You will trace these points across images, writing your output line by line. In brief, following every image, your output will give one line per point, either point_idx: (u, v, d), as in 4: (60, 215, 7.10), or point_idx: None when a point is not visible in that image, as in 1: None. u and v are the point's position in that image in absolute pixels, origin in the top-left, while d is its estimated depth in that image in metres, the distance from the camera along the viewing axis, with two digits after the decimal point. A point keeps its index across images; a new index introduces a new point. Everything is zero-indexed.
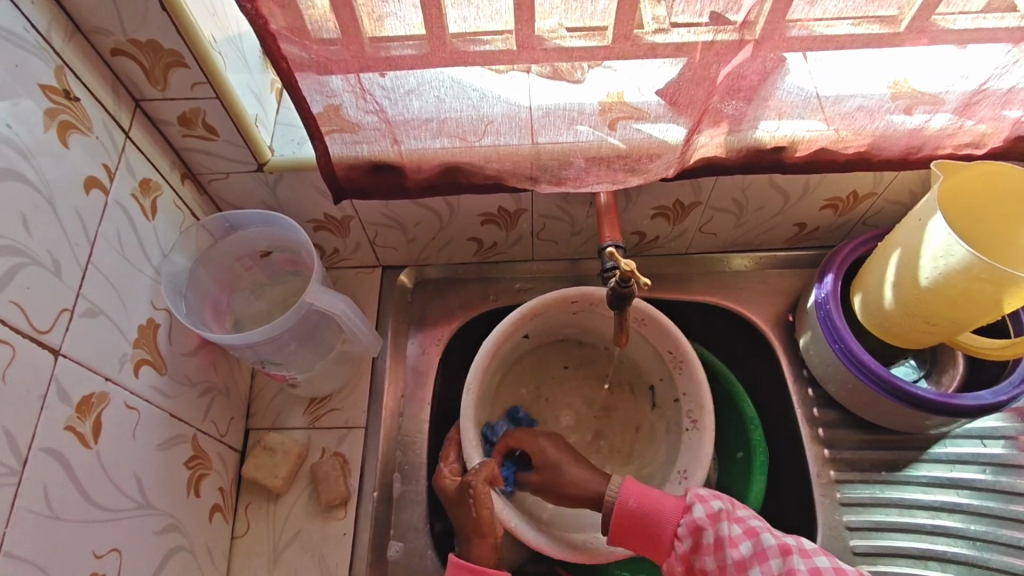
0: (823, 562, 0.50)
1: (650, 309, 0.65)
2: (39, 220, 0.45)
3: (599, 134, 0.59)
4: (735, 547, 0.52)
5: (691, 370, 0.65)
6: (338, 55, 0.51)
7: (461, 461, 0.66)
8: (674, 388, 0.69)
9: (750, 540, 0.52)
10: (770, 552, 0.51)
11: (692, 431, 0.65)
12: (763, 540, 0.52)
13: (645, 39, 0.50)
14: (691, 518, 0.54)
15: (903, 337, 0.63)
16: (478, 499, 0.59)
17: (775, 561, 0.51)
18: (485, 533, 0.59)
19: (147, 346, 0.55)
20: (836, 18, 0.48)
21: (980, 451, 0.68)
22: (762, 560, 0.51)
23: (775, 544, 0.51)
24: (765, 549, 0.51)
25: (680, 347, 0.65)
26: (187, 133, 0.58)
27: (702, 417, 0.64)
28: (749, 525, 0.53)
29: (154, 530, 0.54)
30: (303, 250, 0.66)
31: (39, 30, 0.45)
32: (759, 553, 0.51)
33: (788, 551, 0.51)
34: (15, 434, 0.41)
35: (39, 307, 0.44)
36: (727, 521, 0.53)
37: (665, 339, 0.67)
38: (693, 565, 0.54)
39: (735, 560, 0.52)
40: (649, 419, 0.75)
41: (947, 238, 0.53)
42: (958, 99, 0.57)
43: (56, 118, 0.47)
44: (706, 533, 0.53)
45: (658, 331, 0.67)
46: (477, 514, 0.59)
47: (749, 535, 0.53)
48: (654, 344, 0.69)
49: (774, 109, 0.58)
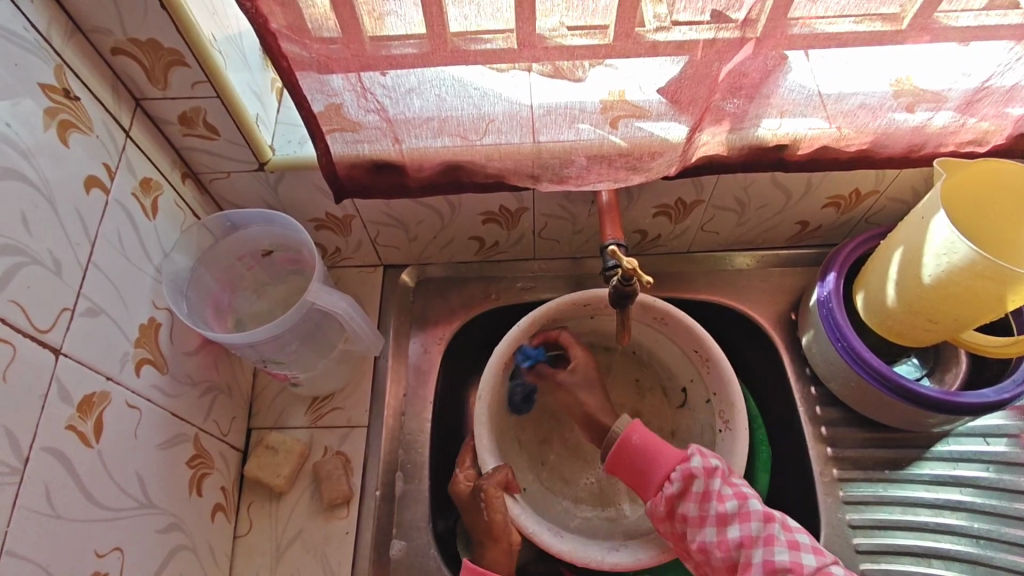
0: (803, 539, 0.51)
1: (665, 307, 0.66)
2: (39, 220, 0.45)
3: (601, 132, 0.59)
4: (721, 502, 0.53)
5: (718, 367, 0.65)
6: (339, 54, 0.51)
7: (476, 467, 0.66)
8: (704, 387, 0.69)
9: (738, 499, 0.53)
10: (754, 515, 0.52)
11: (722, 432, 0.65)
12: (750, 503, 0.53)
13: (646, 37, 0.49)
14: (687, 467, 0.55)
15: (905, 336, 0.63)
16: (489, 503, 0.60)
17: (756, 524, 0.52)
18: (499, 538, 0.61)
19: (148, 345, 0.55)
20: (838, 15, 0.48)
21: (983, 449, 0.68)
22: (743, 519, 0.52)
23: (761, 510, 0.52)
24: (750, 511, 0.52)
25: (702, 345, 0.66)
26: (188, 133, 0.58)
27: (732, 415, 0.64)
28: (740, 487, 0.54)
29: (155, 529, 0.54)
30: (304, 249, 0.66)
31: (39, 30, 0.45)
32: (744, 513, 0.52)
33: (772, 518, 0.52)
34: (16, 433, 0.41)
35: (40, 306, 0.44)
36: (720, 479, 0.54)
37: (689, 338, 0.67)
38: (675, 511, 0.55)
39: (717, 513, 0.52)
40: (682, 421, 0.75)
41: (950, 235, 0.53)
42: (961, 96, 0.56)
43: (56, 118, 0.47)
44: (697, 482, 0.54)
45: (680, 329, 0.67)
46: (488, 518, 0.60)
47: (738, 496, 0.53)
48: (679, 344, 0.70)
49: (777, 107, 0.58)
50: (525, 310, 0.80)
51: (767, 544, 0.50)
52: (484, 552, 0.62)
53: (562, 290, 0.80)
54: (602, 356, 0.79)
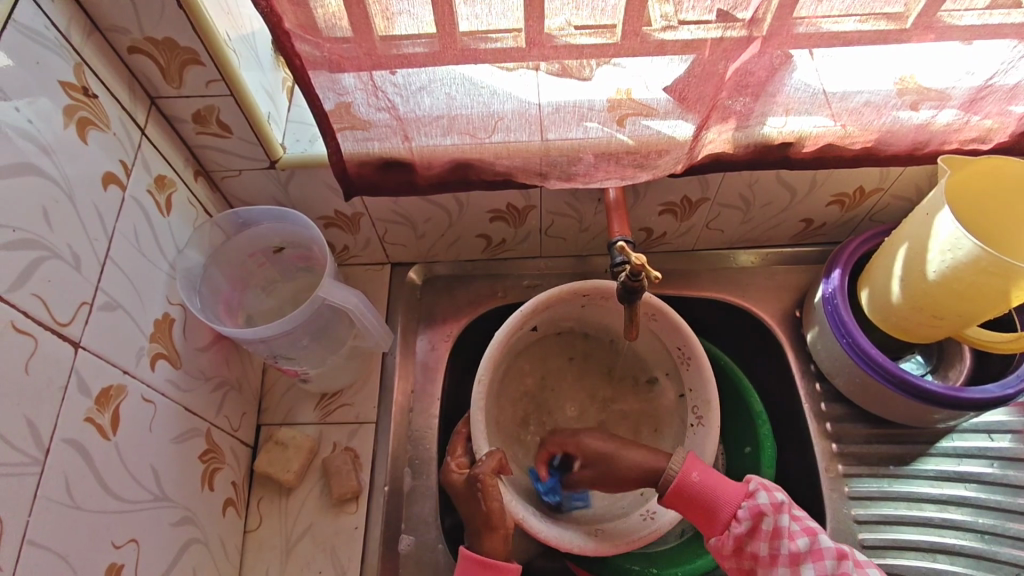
0: (872, 574, 0.54)
1: (660, 304, 0.65)
2: (59, 215, 0.45)
3: (609, 130, 0.59)
4: (793, 540, 0.54)
5: (698, 367, 0.66)
6: (351, 53, 0.51)
7: (468, 455, 0.66)
8: (681, 382, 0.71)
9: (807, 536, 0.54)
10: (827, 553, 0.54)
11: (695, 426, 0.67)
12: (820, 540, 0.54)
13: (653, 36, 0.50)
14: (754, 503, 0.56)
15: (910, 332, 0.63)
16: (487, 492, 0.60)
17: (830, 562, 0.53)
18: (495, 526, 0.60)
19: (163, 340, 0.56)
20: (843, 14, 0.49)
21: (987, 445, 0.68)
22: (817, 558, 0.54)
23: (832, 546, 0.54)
24: (821, 548, 0.54)
25: (688, 344, 0.66)
26: (201, 131, 0.59)
27: (707, 413, 0.65)
28: (806, 522, 0.55)
29: (169, 522, 0.55)
30: (314, 246, 0.67)
31: (59, 28, 0.46)
32: (815, 551, 0.54)
33: (843, 556, 0.54)
34: (38, 425, 0.42)
35: (60, 300, 0.45)
36: (788, 514, 0.55)
37: (674, 336, 0.67)
38: (743, 548, 0.56)
39: (790, 552, 0.54)
40: (653, 411, 0.75)
41: (955, 231, 0.54)
42: (965, 94, 0.57)
43: (74, 116, 0.48)
44: (767, 520, 0.55)
45: (667, 326, 0.67)
46: (487, 505, 0.59)
47: (807, 532, 0.55)
48: (662, 339, 0.70)
49: (782, 105, 0.59)
50: None
51: None
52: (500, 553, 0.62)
53: None
54: (582, 343, 0.78)
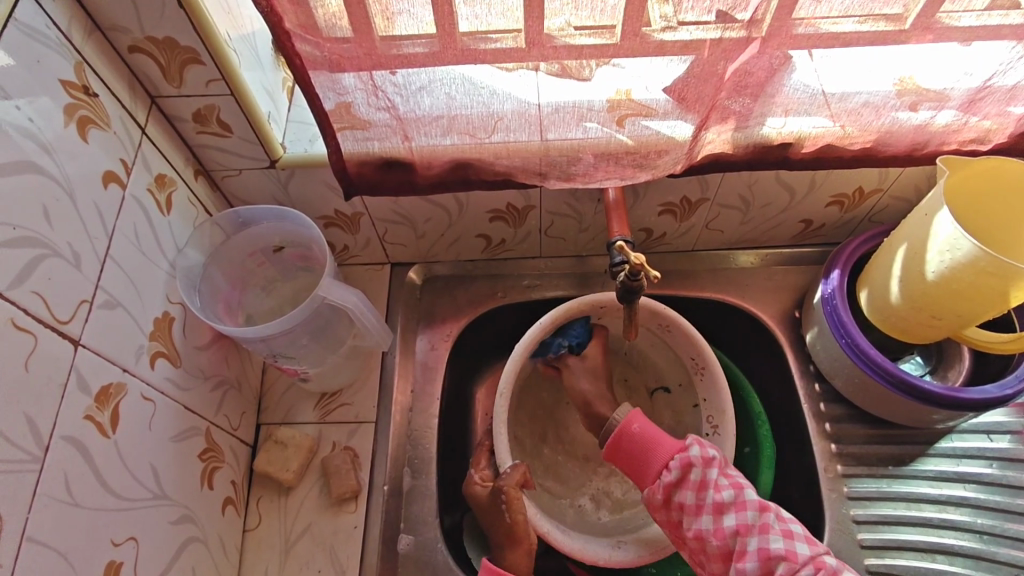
0: (796, 529, 0.53)
1: (676, 318, 0.68)
2: (59, 213, 0.46)
3: (608, 130, 0.60)
4: (718, 491, 0.54)
5: (713, 378, 0.68)
6: (351, 52, 0.52)
7: (491, 468, 0.68)
8: (696, 393, 0.73)
9: (733, 490, 0.54)
10: (749, 505, 0.53)
11: (711, 435, 0.69)
12: (745, 493, 0.54)
13: (653, 37, 0.51)
14: (686, 455, 0.57)
15: (909, 333, 0.63)
16: (511, 503, 0.61)
17: (751, 513, 0.53)
18: (518, 539, 0.61)
19: (162, 338, 0.56)
20: (842, 15, 0.49)
21: (986, 445, 0.68)
22: (739, 509, 0.53)
23: (755, 500, 0.54)
24: (744, 500, 0.54)
25: (703, 356, 0.69)
26: (201, 130, 0.59)
27: (722, 422, 0.67)
28: (737, 479, 0.56)
29: (168, 521, 0.55)
30: (314, 245, 0.67)
31: (59, 27, 0.46)
32: (739, 502, 0.54)
33: (765, 509, 0.53)
34: (38, 423, 0.42)
35: (59, 298, 0.45)
36: (717, 469, 0.56)
37: (689, 347, 0.70)
38: (671, 499, 0.56)
39: (714, 501, 0.54)
40: (667, 423, 0.78)
41: (953, 231, 0.54)
42: (963, 95, 0.57)
43: (75, 114, 0.48)
44: (695, 470, 0.56)
45: (681, 336, 0.70)
46: (511, 518, 0.61)
47: (734, 487, 0.55)
48: (677, 350, 0.72)
49: (781, 105, 0.59)
50: (533, 308, 0.81)
51: (762, 531, 0.52)
52: (502, 554, 0.62)
53: (568, 288, 0.80)
54: None
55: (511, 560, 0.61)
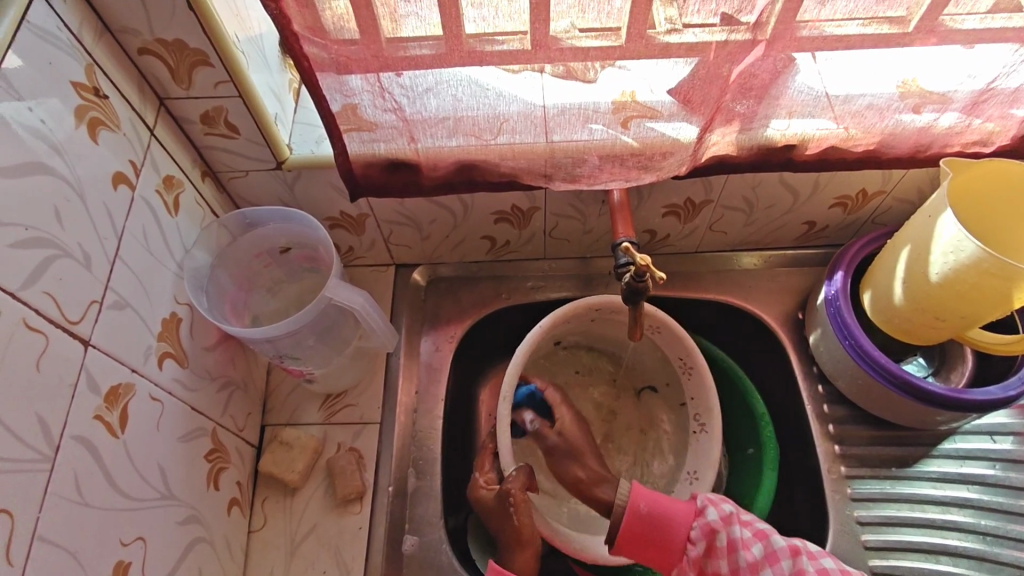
0: (830, 564, 0.53)
1: (666, 320, 0.67)
2: (70, 213, 0.46)
3: (613, 132, 0.60)
4: (747, 551, 0.55)
5: (700, 377, 0.68)
6: (358, 54, 0.52)
7: (496, 470, 0.67)
8: (682, 391, 0.73)
9: (760, 542, 0.55)
10: (781, 554, 0.54)
11: (698, 433, 0.69)
12: (773, 541, 0.55)
13: (658, 39, 0.51)
14: (704, 522, 0.57)
15: (912, 334, 0.64)
16: (517, 508, 0.62)
17: (786, 562, 0.53)
18: (525, 541, 0.63)
19: (170, 339, 0.56)
20: (846, 18, 0.49)
21: (989, 446, 0.68)
22: (773, 561, 0.54)
23: (785, 545, 0.54)
24: (775, 550, 0.54)
25: (691, 355, 0.68)
26: (209, 132, 0.60)
27: (709, 421, 0.68)
28: (756, 526, 0.56)
29: (175, 521, 0.55)
30: (320, 246, 0.67)
31: (71, 29, 0.46)
32: (770, 555, 0.54)
33: (798, 552, 0.54)
34: (49, 422, 0.42)
35: (70, 299, 0.45)
36: (738, 523, 0.56)
37: (676, 347, 0.69)
38: (705, 568, 0.57)
39: (747, 564, 0.54)
40: (654, 422, 0.77)
41: (957, 233, 0.54)
42: (967, 97, 0.58)
43: (85, 116, 0.48)
44: (720, 536, 0.56)
45: (670, 338, 0.69)
46: (518, 522, 0.62)
47: (759, 537, 0.55)
48: (665, 350, 0.72)
49: (786, 107, 0.59)
50: (537, 309, 0.81)
51: None
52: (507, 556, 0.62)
53: (572, 290, 0.81)
54: (586, 355, 0.81)
55: (520, 562, 0.63)
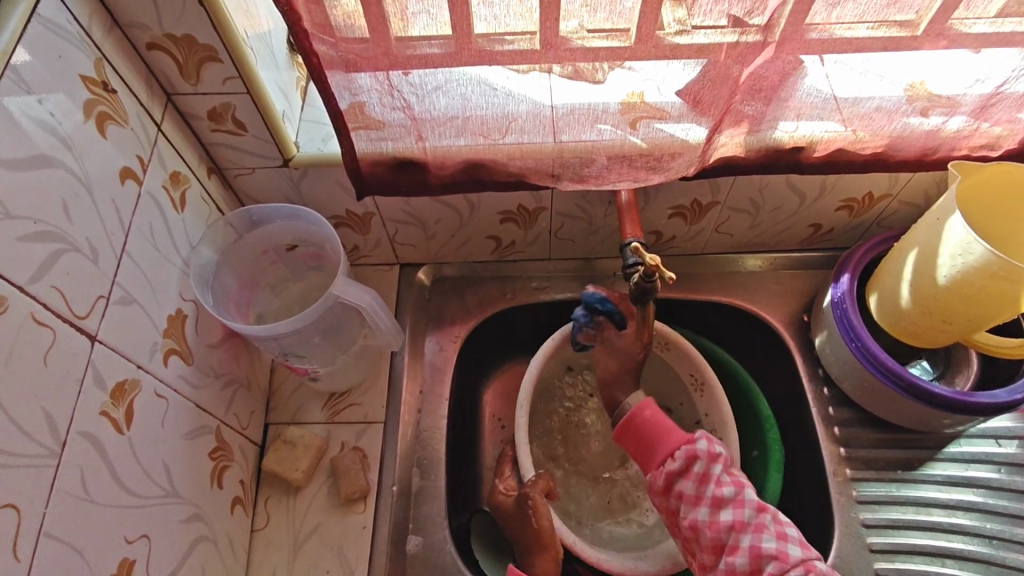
0: (792, 533, 0.51)
1: (672, 332, 0.73)
2: (78, 207, 0.45)
3: (621, 133, 0.60)
4: (719, 486, 0.53)
5: (711, 390, 0.72)
6: (368, 52, 0.52)
7: (514, 476, 0.69)
8: (695, 409, 0.75)
9: (734, 486, 0.53)
10: (748, 503, 0.52)
11: None
12: (746, 492, 0.53)
13: (667, 40, 0.51)
14: (693, 446, 0.56)
15: (918, 336, 0.64)
16: (536, 510, 0.63)
17: (749, 512, 0.52)
18: (546, 546, 0.62)
19: (175, 336, 0.56)
20: (855, 21, 0.49)
21: (994, 450, 0.69)
22: (737, 505, 0.52)
23: (755, 500, 0.53)
24: (744, 499, 0.53)
25: (699, 369, 0.73)
26: (216, 128, 0.60)
27: (724, 434, 0.70)
28: (740, 479, 0.55)
29: (179, 519, 0.54)
30: (327, 244, 0.67)
31: (80, 22, 0.46)
32: (738, 499, 0.52)
33: (764, 509, 0.52)
34: (55, 417, 0.42)
35: (77, 293, 0.45)
36: (723, 466, 0.55)
37: (687, 362, 0.74)
38: (671, 487, 0.55)
39: (713, 495, 0.53)
40: None
41: (966, 236, 0.54)
42: (975, 101, 0.58)
43: (94, 109, 0.48)
44: (700, 463, 0.55)
45: (681, 354, 0.74)
46: (538, 524, 0.62)
47: (735, 484, 0.54)
48: (676, 369, 0.77)
49: (794, 109, 0.59)
50: (541, 309, 0.81)
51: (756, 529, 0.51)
52: None
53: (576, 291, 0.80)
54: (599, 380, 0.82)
55: (540, 567, 0.61)
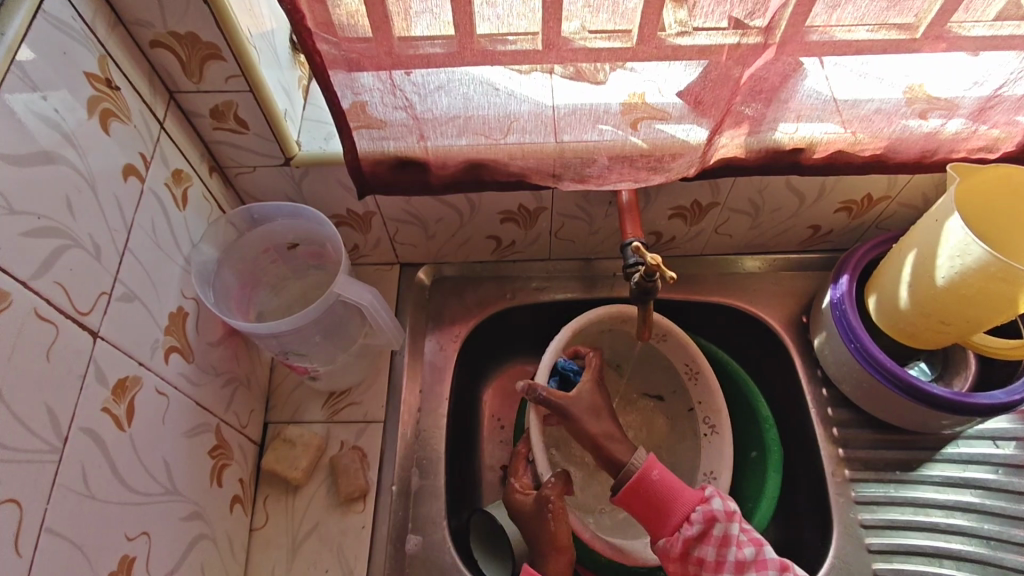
0: None
1: (671, 326, 0.72)
2: (81, 204, 0.45)
3: (622, 133, 0.60)
4: (740, 548, 0.56)
5: (706, 380, 0.72)
6: (370, 52, 0.52)
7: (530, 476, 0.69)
8: (687, 397, 0.76)
9: (754, 546, 0.56)
10: (770, 563, 0.55)
11: (707, 436, 0.72)
12: (766, 551, 0.56)
13: (668, 41, 0.51)
14: (709, 508, 0.57)
15: (917, 338, 0.64)
16: (556, 514, 0.63)
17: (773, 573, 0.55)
18: (562, 549, 0.62)
19: (176, 334, 0.56)
20: (856, 24, 0.50)
21: (992, 451, 0.69)
22: (760, 568, 0.55)
23: (776, 558, 0.56)
24: (766, 559, 0.55)
25: (696, 360, 0.73)
26: (218, 126, 0.60)
27: (720, 421, 0.71)
28: (755, 536, 0.57)
29: (179, 517, 0.54)
30: (328, 243, 0.67)
31: (85, 19, 0.46)
32: (760, 560, 0.55)
33: (787, 568, 0.55)
34: (57, 413, 0.42)
35: (79, 289, 0.45)
36: (739, 523, 0.57)
37: (681, 352, 0.74)
38: (690, 552, 0.57)
39: (736, 559, 0.56)
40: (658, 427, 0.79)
41: (965, 237, 0.55)
42: (974, 104, 0.58)
43: (98, 106, 0.48)
44: (718, 526, 0.57)
45: (677, 345, 0.73)
46: (555, 528, 0.62)
47: (754, 543, 0.56)
48: (669, 359, 0.76)
49: (794, 111, 0.59)
50: (541, 309, 0.81)
51: None
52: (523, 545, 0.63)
53: (576, 292, 0.81)
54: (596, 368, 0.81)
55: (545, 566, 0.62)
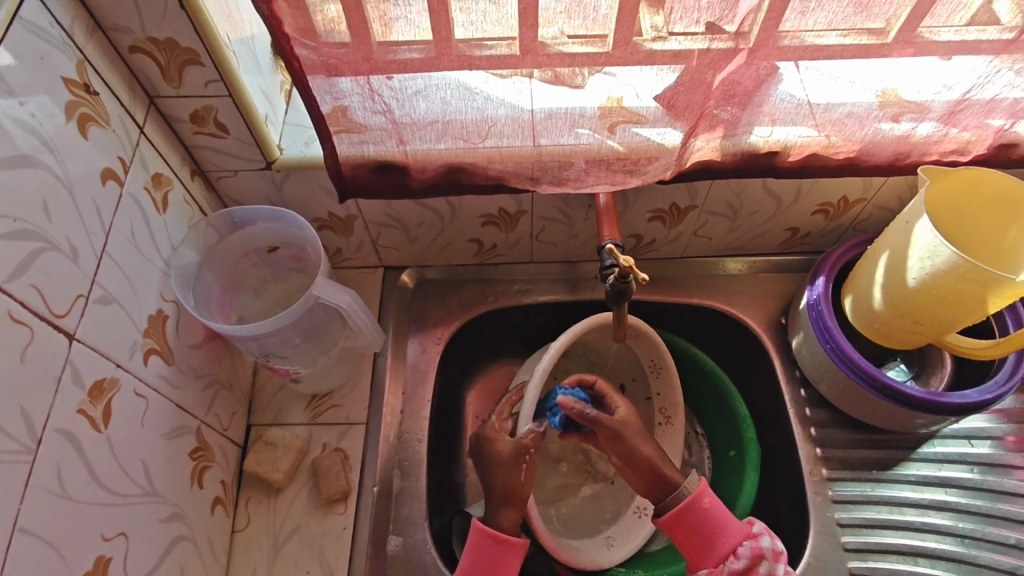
0: None
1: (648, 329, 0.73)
2: (58, 207, 0.46)
3: (599, 136, 0.61)
4: None
5: (668, 378, 0.76)
6: (348, 57, 0.53)
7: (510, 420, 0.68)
8: (645, 386, 0.80)
9: None
10: None
11: (663, 425, 0.78)
12: None
13: (643, 46, 0.52)
14: (757, 544, 0.59)
15: (892, 338, 0.65)
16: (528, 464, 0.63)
17: None
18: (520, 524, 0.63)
19: (156, 336, 0.56)
20: (826, 29, 0.51)
21: (967, 450, 0.70)
22: None
23: None
24: None
25: (664, 360, 0.75)
26: (198, 131, 0.60)
27: (676, 414, 0.77)
28: None
29: (158, 518, 0.55)
30: (308, 247, 0.67)
31: (62, 25, 0.47)
32: None
33: None
34: (32, 414, 0.42)
35: (56, 293, 0.45)
36: (784, 565, 0.58)
37: (648, 350, 0.76)
38: None
39: None
40: None
41: (933, 238, 0.56)
42: (943, 107, 0.59)
43: (75, 111, 0.48)
44: (765, 564, 0.58)
45: (647, 345, 0.75)
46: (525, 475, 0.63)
47: None
48: (633, 354, 0.78)
49: (768, 115, 0.60)
50: (523, 313, 0.82)
51: None
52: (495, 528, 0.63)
53: (558, 293, 0.81)
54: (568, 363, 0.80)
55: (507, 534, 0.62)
